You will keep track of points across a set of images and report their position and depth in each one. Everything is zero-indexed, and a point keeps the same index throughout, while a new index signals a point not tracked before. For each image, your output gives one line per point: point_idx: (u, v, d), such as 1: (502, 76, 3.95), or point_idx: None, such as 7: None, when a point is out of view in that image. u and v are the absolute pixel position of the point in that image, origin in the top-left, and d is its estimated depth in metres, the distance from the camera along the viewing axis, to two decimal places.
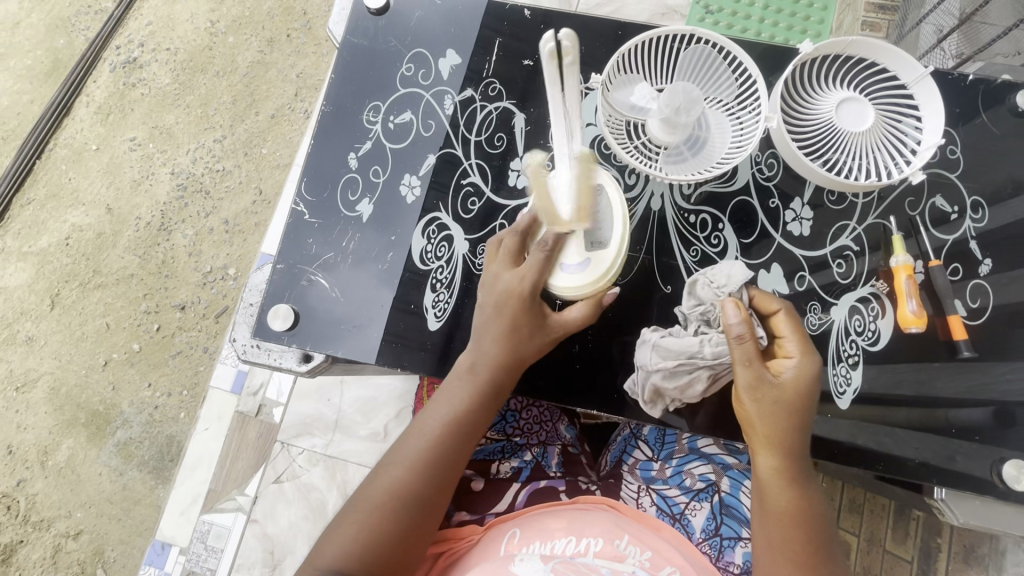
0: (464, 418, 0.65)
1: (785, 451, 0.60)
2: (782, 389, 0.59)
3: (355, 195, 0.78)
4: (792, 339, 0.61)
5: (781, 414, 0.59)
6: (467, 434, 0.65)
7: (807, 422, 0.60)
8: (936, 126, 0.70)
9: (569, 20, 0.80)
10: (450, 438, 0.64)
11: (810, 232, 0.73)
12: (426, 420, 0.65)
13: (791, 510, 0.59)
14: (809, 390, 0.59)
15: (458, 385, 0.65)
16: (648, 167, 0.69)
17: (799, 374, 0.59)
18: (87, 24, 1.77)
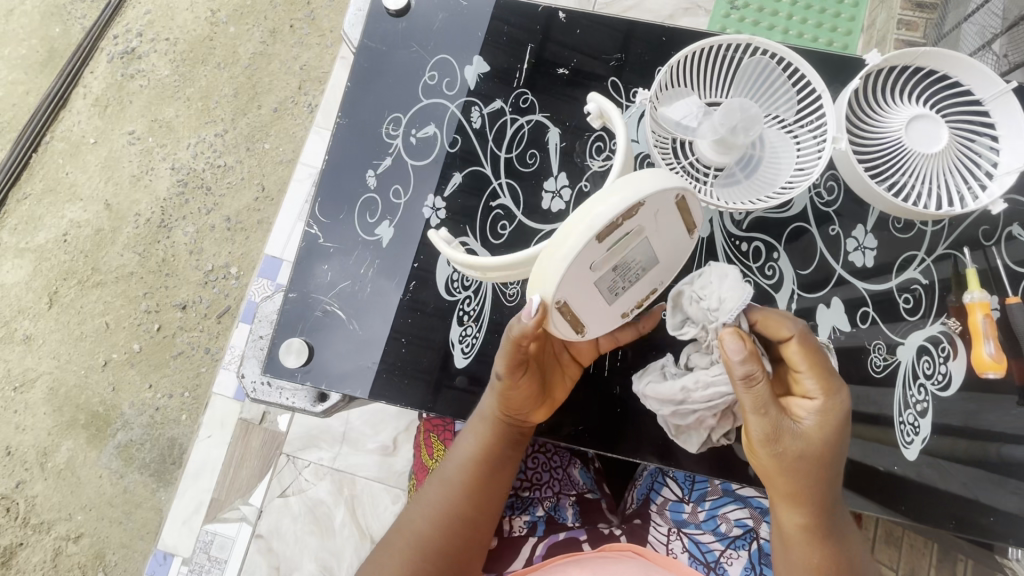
0: (499, 461, 0.63)
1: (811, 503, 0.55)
2: (804, 437, 0.54)
3: (373, 217, 0.72)
4: (810, 375, 0.54)
5: (805, 464, 0.54)
6: (494, 472, 0.63)
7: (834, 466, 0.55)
8: (1018, 147, 0.63)
9: (608, 24, 0.73)
10: (486, 481, 0.63)
11: (874, 263, 0.68)
12: (459, 458, 0.63)
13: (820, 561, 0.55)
14: (833, 435, 0.54)
15: (493, 428, 0.63)
16: (701, 192, 0.64)
17: (823, 409, 0.54)
18: (82, 12, 1.69)
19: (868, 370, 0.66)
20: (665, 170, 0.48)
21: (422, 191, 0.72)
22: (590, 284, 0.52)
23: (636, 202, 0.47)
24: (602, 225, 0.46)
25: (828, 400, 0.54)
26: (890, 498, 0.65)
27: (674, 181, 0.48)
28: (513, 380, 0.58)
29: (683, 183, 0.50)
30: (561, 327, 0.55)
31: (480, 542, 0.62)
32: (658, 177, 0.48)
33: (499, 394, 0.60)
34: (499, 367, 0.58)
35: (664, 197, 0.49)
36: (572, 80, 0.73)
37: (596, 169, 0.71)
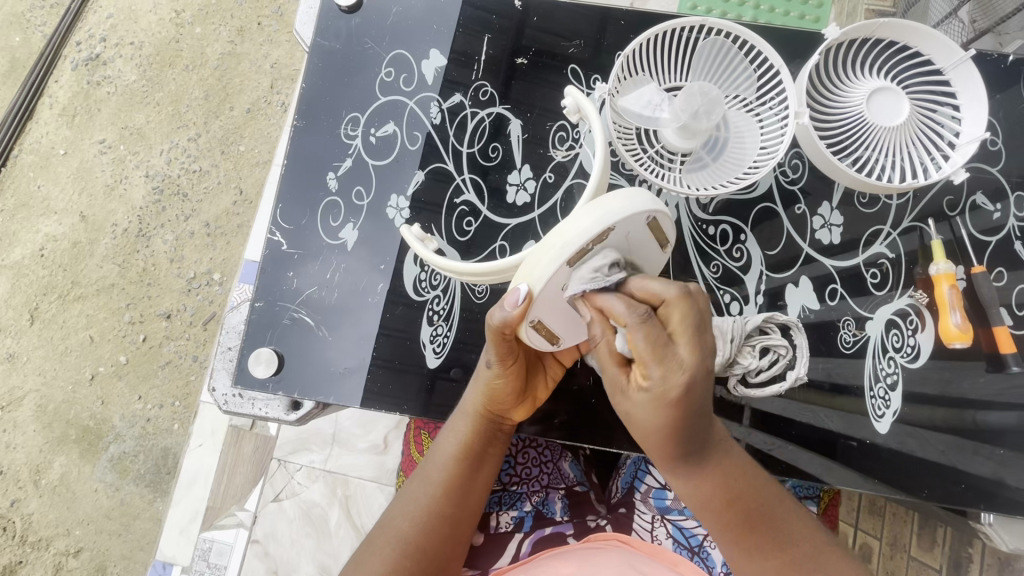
0: (482, 458, 0.62)
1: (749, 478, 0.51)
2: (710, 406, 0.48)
3: (336, 221, 0.71)
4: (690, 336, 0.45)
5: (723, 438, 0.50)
6: (477, 464, 0.62)
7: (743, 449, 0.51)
8: (977, 116, 0.63)
9: (565, 10, 0.73)
10: (468, 478, 0.61)
11: (840, 240, 0.68)
12: (442, 456, 0.61)
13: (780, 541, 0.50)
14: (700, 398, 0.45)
15: (476, 425, 0.61)
16: (667, 179, 0.63)
17: (655, 407, 0.45)
18: (42, 19, 1.63)
19: (838, 347, 0.67)
20: (638, 193, 0.48)
21: (385, 191, 0.71)
22: (564, 302, 0.52)
23: (605, 226, 0.46)
24: (573, 249, 0.47)
25: (674, 398, 0.44)
26: (865, 468, 0.65)
27: (644, 204, 0.47)
28: (501, 369, 0.57)
29: (657, 205, 0.48)
30: (537, 341, 0.55)
31: (461, 539, 0.61)
32: (630, 198, 0.47)
33: (484, 388, 0.59)
34: (489, 356, 0.57)
35: (635, 220, 0.48)
36: (530, 69, 0.72)
37: (559, 159, 0.70)
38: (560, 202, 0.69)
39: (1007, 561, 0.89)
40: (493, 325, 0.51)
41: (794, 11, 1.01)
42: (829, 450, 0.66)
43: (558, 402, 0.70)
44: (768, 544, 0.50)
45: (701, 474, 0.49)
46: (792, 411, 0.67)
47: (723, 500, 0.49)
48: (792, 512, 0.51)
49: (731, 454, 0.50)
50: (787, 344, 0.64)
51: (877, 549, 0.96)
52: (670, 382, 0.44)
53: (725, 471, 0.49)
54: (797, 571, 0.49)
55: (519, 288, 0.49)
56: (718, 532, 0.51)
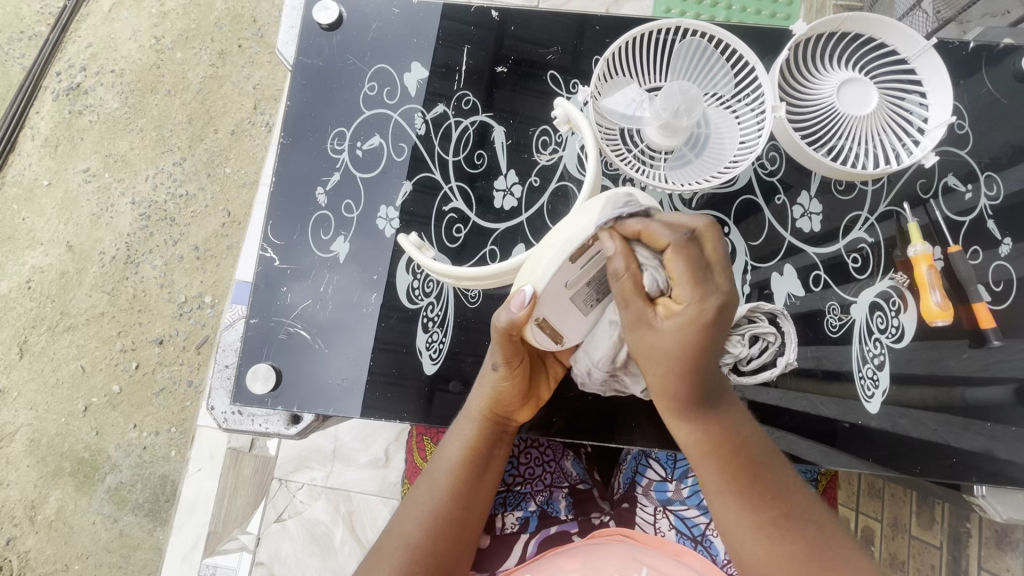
0: (488, 459, 0.63)
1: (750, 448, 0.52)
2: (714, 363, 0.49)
3: (327, 234, 0.72)
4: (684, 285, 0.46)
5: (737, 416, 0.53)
6: (485, 465, 0.62)
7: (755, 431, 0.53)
8: (943, 101, 0.65)
9: (542, 19, 0.74)
10: (476, 480, 0.62)
11: (820, 227, 0.70)
12: (449, 459, 0.62)
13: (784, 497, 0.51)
14: (720, 315, 0.46)
15: (481, 427, 0.62)
16: (650, 177, 0.65)
17: (685, 331, 0.46)
18: (20, 51, 1.63)
19: (824, 332, 0.68)
20: (630, 193, 0.51)
21: (374, 203, 0.72)
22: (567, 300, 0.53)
23: (603, 223, 0.49)
24: (572, 241, 0.49)
25: (709, 320, 0.46)
26: (853, 450, 0.67)
27: (637, 201, 0.51)
28: (508, 370, 0.58)
29: (650, 204, 0.52)
30: (543, 341, 0.55)
31: (468, 541, 0.62)
32: (624, 198, 0.51)
33: (490, 390, 0.60)
34: (495, 358, 0.58)
35: (631, 216, 0.51)
36: (511, 77, 0.73)
37: (544, 163, 0.72)
38: (547, 205, 0.71)
39: (1004, 533, 0.87)
40: (498, 326, 0.52)
41: (765, 11, 1.04)
42: (821, 435, 0.67)
43: (555, 400, 0.71)
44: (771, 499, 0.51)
45: (711, 420, 0.51)
46: (787, 400, 0.68)
47: (726, 448, 0.51)
48: (799, 482, 0.53)
49: (739, 416, 0.53)
50: (775, 330, 0.65)
51: (879, 532, 0.98)
52: (706, 304, 0.46)
53: (729, 425, 0.52)
54: (793, 524, 0.50)
55: (525, 288, 0.50)
56: (722, 484, 0.51)
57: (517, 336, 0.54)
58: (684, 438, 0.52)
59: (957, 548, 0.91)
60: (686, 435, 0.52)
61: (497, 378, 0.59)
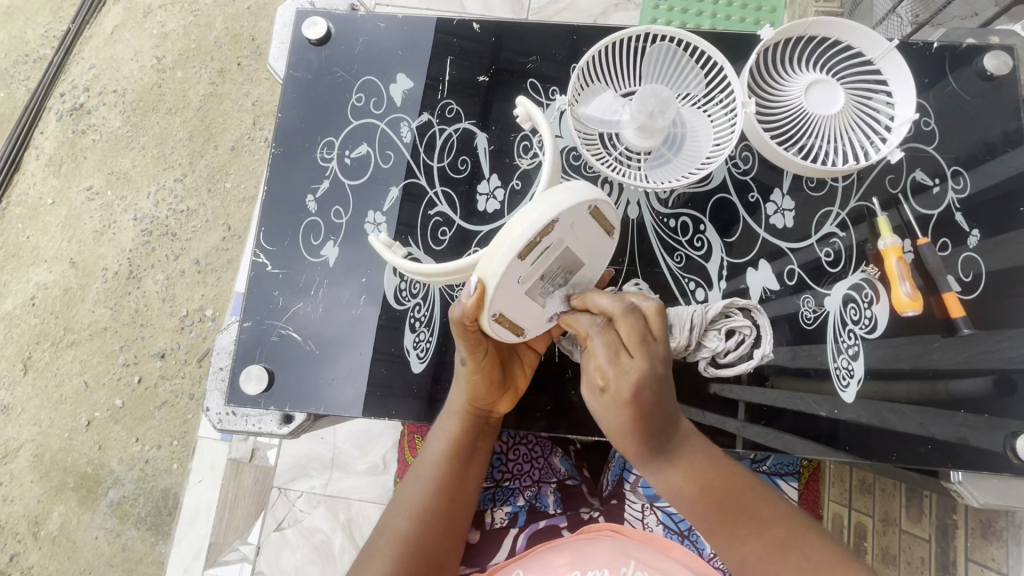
0: (471, 452, 0.64)
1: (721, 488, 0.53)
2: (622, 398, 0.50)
3: (318, 239, 0.74)
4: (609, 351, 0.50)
5: (700, 459, 0.54)
6: (466, 458, 0.64)
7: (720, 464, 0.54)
8: (907, 100, 0.68)
9: (523, 31, 0.78)
10: (460, 473, 0.63)
11: (794, 223, 0.73)
12: (433, 454, 0.63)
13: (769, 524, 0.52)
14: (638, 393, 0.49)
15: (463, 422, 0.64)
16: (629, 176, 0.67)
17: (617, 408, 0.50)
18: (26, 74, 1.68)
19: (800, 324, 0.70)
20: (577, 185, 0.50)
21: (363, 209, 0.75)
22: (521, 294, 0.54)
23: (550, 219, 0.49)
24: (521, 243, 0.49)
25: (631, 398, 0.49)
26: (831, 440, 0.69)
27: (584, 195, 0.50)
28: (476, 364, 0.60)
29: (597, 196, 0.51)
30: (503, 334, 0.58)
31: (456, 533, 0.63)
32: (571, 191, 0.50)
33: (466, 385, 0.62)
34: (462, 354, 0.60)
35: (578, 210, 0.51)
36: (493, 85, 0.76)
37: (525, 167, 0.74)
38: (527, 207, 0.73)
39: (988, 523, 0.84)
40: (455, 319, 0.55)
41: (748, 17, 1.05)
42: (820, 435, 0.69)
43: (540, 395, 0.73)
44: (749, 526, 0.52)
45: (676, 464, 0.53)
46: (782, 400, 0.69)
47: (699, 490, 0.53)
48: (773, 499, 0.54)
49: (700, 447, 0.54)
50: (750, 323, 0.67)
51: (870, 527, 0.99)
52: (625, 385, 0.49)
53: (697, 463, 0.53)
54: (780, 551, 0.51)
55: (473, 279, 0.53)
56: (708, 529, 0.54)
57: (476, 328, 0.57)
58: (663, 489, 0.54)
59: (945, 540, 0.89)
60: (660, 486, 0.54)
61: (469, 374, 0.61)
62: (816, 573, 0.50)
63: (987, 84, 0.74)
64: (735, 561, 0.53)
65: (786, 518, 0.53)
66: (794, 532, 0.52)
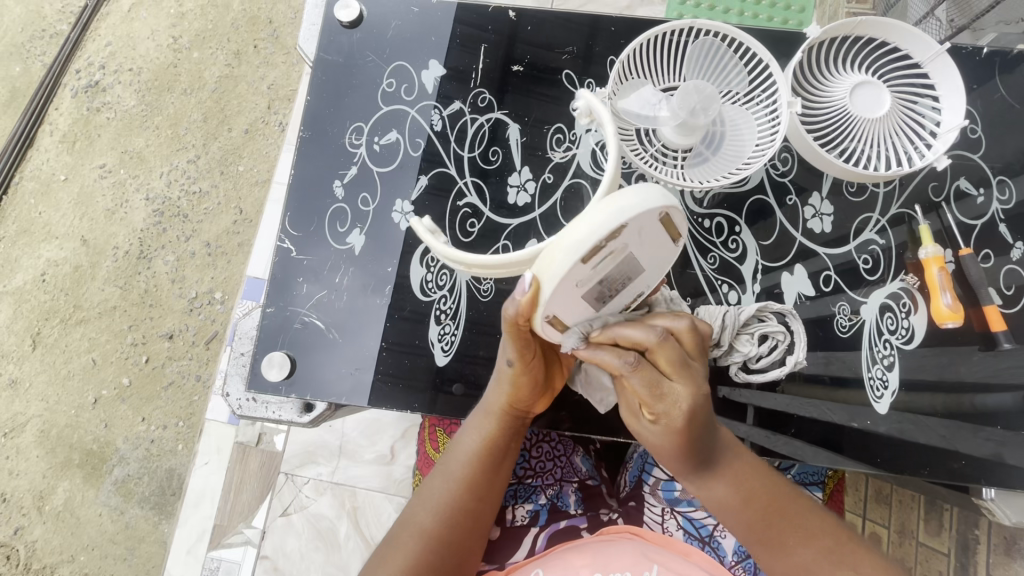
0: (504, 453, 0.64)
1: (757, 497, 0.53)
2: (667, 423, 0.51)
3: (344, 226, 0.73)
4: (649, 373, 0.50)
5: (748, 478, 0.53)
6: (499, 457, 0.63)
7: (766, 474, 0.54)
8: (956, 106, 0.66)
9: (559, 20, 0.76)
10: (491, 472, 0.63)
11: (831, 228, 0.71)
12: (465, 452, 0.62)
13: (810, 526, 0.52)
14: (696, 411, 0.50)
15: (499, 423, 0.63)
16: (669, 176, 0.66)
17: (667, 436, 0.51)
18: (42, 49, 1.67)
19: (835, 332, 0.69)
20: (650, 188, 0.46)
21: (390, 197, 0.74)
22: (576, 300, 0.51)
23: (619, 224, 0.45)
24: (586, 247, 0.45)
25: (681, 426, 0.50)
26: (857, 451, 0.67)
27: (655, 199, 0.46)
28: (521, 365, 0.59)
29: (673, 202, 0.47)
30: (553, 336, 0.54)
31: (481, 533, 0.62)
32: (641, 194, 0.46)
33: (506, 385, 0.61)
34: (508, 354, 0.58)
35: (649, 215, 0.47)
36: (528, 74, 0.75)
37: (558, 160, 0.73)
38: (560, 201, 0.72)
39: (1014, 541, 0.84)
40: (507, 316, 0.53)
41: (778, 17, 1.04)
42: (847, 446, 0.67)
43: (566, 396, 0.72)
44: (800, 543, 0.51)
45: (717, 480, 0.53)
46: (796, 406, 0.68)
47: (741, 503, 0.53)
48: (803, 497, 0.53)
49: (743, 463, 0.54)
50: (785, 329, 0.65)
51: (886, 538, 0.96)
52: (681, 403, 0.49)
53: (739, 478, 0.53)
54: (822, 549, 0.51)
55: (527, 277, 0.49)
56: (751, 543, 0.53)
57: (527, 328, 0.55)
58: (705, 502, 0.55)
59: (965, 557, 0.88)
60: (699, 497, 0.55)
61: (512, 374, 0.60)
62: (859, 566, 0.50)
63: None
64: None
65: (821, 517, 0.52)
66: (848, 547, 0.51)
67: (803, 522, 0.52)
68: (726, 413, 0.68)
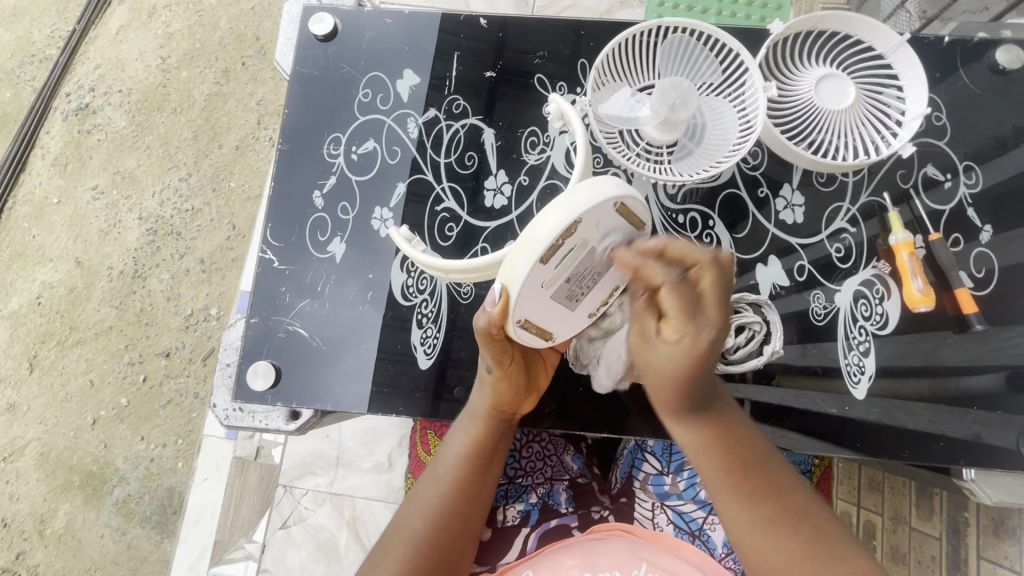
0: (492, 455, 0.64)
1: (739, 443, 0.53)
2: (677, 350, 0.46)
3: (324, 235, 0.74)
4: (712, 302, 0.46)
5: (731, 431, 0.53)
6: (487, 460, 0.64)
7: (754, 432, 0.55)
8: (918, 95, 0.67)
9: (530, 26, 0.77)
10: (480, 474, 0.63)
11: (803, 219, 0.72)
12: (453, 455, 0.63)
13: (779, 491, 0.52)
14: (711, 352, 0.46)
15: (485, 425, 0.64)
16: (657, 172, 0.67)
17: (682, 358, 0.46)
18: (32, 74, 1.68)
19: (811, 321, 0.70)
20: (603, 182, 0.49)
21: (369, 205, 0.75)
22: (546, 299, 0.54)
23: (573, 221, 0.48)
24: (543, 246, 0.48)
25: (701, 354, 0.46)
26: (841, 438, 0.68)
27: (609, 192, 0.49)
28: (501, 369, 0.60)
29: (625, 192, 0.50)
30: (528, 338, 0.58)
31: (472, 534, 0.63)
32: (596, 188, 0.49)
33: (489, 389, 0.62)
34: (487, 360, 0.60)
35: (603, 208, 0.49)
36: (500, 80, 0.76)
37: (533, 163, 0.74)
38: (536, 203, 0.73)
39: (1001, 521, 0.84)
40: (480, 328, 0.56)
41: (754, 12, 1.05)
42: (833, 434, 0.68)
43: (550, 397, 0.72)
44: (767, 493, 0.52)
45: (705, 421, 0.52)
46: (789, 399, 0.69)
47: (722, 447, 0.52)
48: (787, 469, 0.54)
49: (732, 413, 0.54)
50: (761, 319, 0.69)
51: (881, 525, 0.97)
52: (704, 337, 0.45)
53: (725, 425, 0.53)
54: (791, 518, 0.52)
55: (496, 286, 0.53)
56: (729, 492, 0.53)
57: (502, 334, 0.57)
58: (685, 442, 0.54)
59: (957, 540, 0.88)
60: (681, 438, 0.54)
61: (496, 379, 0.61)
62: (826, 546, 0.51)
63: (998, 79, 0.73)
64: (741, 534, 0.53)
65: (799, 489, 0.53)
66: (806, 508, 0.52)
67: (786, 489, 0.52)
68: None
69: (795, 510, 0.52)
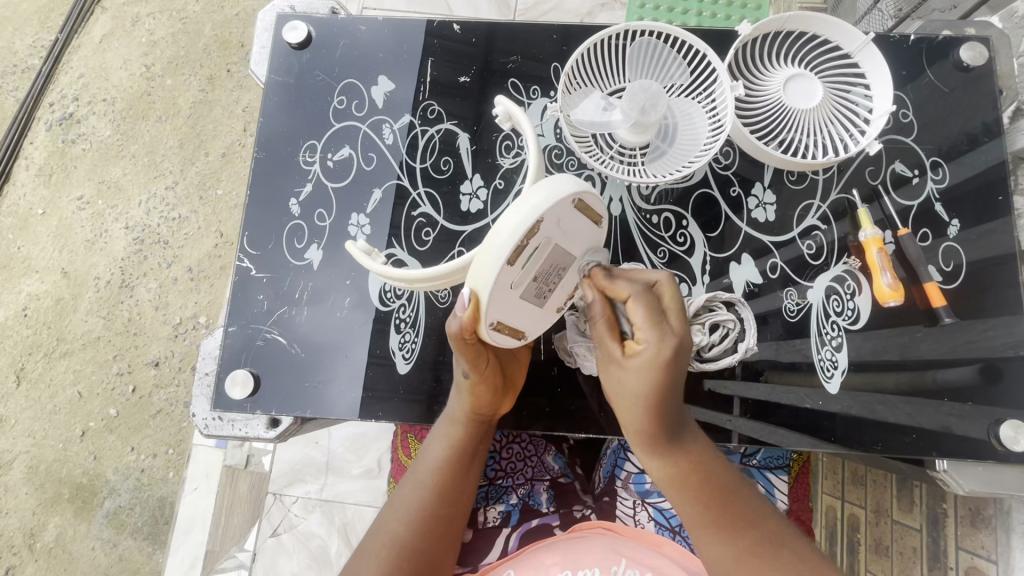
0: (472, 459, 0.65)
1: (707, 473, 0.57)
2: (645, 365, 0.52)
3: (301, 243, 0.74)
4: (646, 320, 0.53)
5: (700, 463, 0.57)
6: (467, 465, 0.64)
7: (722, 465, 0.58)
8: (884, 92, 0.68)
9: (503, 30, 0.78)
10: (460, 478, 0.64)
11: (775, 217, 0.73)
12: (432, 460, 0.63)
13: (751, 517, 0.56)
14: (674, 362, 0.52)
15: (464, 429, 0.64)
16: (629, 173, 0.67)
17: (648, 372, 0.52)
18: (14, 84, 1.67)
19: (784, 318, 0.71)
20: (562, 179, 0.49)
21: (346, 211, 0.75)
22: (516, 299, 0.54)
23: (535, 222, 0.48)
24: (508, 249, 0.48)
25: (667, 361, 0.51)
26: (818, 432, 0.69)
27: (567, 188, 0.49)
28: (479, 375, 0.60)
29: (583, 188, 0.50)
30: (503, 340, 0.58)
31: (453, 538, 0.63)
32: (554, 186, 0.49)
33: (467, 393, 0.62)
34: (463, 366, 0.60)
35: (562, 206, 0.49)
36: (474, 85, 0.77)
37: (508, 166, 0.75)
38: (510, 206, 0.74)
39: (977, 511, 0.84)
40: (452, 332, 0.56)
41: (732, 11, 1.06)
42: (812, 428, 0.69)
43: (528, 398, 0.73)
44: (743, 524, 0.55)
45: (677, 453, 0.56)
46: (776, 394, 0.70)
47: (692, 476, 0.56)
48: (757, 499, 0.58)
49: (698, 442, 0.58)
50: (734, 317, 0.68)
51: (864, 518, 0.99)
52: (664, 347, 0.52)
53: (694, 455, 0.57)
54: (767, 549, 0.54)
55: (465, 291, 0.52)
56: (703, 523, 0.56)
57: (476, 338, 0.57)
58: (656, 474, 0.58)
59: (936, 528, 0.88)
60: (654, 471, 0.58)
61: (473, 383, 0.61)
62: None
63: (964, 76, 0.75)
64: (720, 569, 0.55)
65: (773, 520, 0.56)
66: (777, 533, 0.55)
67: (757, 518, 0.56)
68: (710, 405, 0.70)
69: (769, 537, 0.55)
